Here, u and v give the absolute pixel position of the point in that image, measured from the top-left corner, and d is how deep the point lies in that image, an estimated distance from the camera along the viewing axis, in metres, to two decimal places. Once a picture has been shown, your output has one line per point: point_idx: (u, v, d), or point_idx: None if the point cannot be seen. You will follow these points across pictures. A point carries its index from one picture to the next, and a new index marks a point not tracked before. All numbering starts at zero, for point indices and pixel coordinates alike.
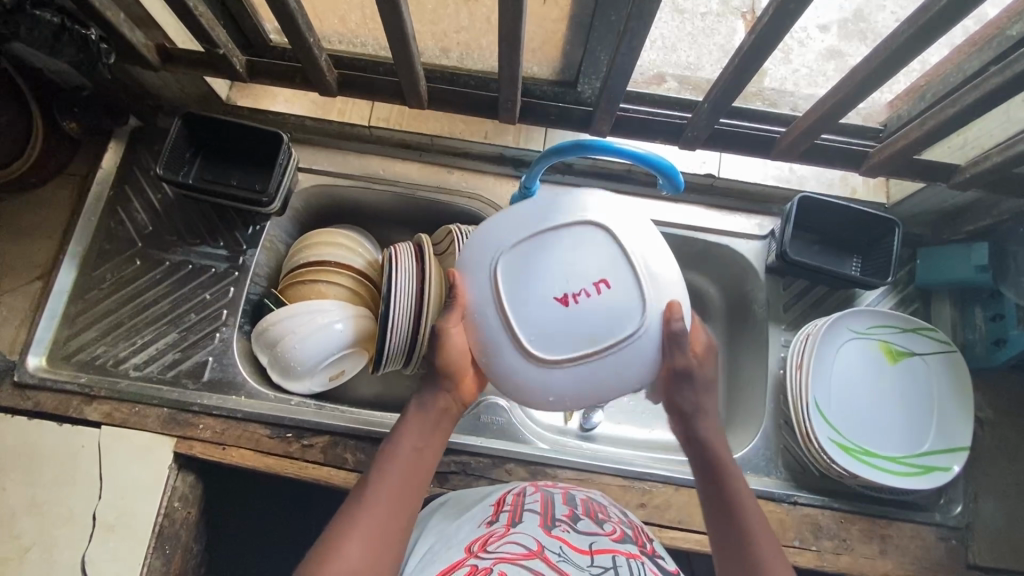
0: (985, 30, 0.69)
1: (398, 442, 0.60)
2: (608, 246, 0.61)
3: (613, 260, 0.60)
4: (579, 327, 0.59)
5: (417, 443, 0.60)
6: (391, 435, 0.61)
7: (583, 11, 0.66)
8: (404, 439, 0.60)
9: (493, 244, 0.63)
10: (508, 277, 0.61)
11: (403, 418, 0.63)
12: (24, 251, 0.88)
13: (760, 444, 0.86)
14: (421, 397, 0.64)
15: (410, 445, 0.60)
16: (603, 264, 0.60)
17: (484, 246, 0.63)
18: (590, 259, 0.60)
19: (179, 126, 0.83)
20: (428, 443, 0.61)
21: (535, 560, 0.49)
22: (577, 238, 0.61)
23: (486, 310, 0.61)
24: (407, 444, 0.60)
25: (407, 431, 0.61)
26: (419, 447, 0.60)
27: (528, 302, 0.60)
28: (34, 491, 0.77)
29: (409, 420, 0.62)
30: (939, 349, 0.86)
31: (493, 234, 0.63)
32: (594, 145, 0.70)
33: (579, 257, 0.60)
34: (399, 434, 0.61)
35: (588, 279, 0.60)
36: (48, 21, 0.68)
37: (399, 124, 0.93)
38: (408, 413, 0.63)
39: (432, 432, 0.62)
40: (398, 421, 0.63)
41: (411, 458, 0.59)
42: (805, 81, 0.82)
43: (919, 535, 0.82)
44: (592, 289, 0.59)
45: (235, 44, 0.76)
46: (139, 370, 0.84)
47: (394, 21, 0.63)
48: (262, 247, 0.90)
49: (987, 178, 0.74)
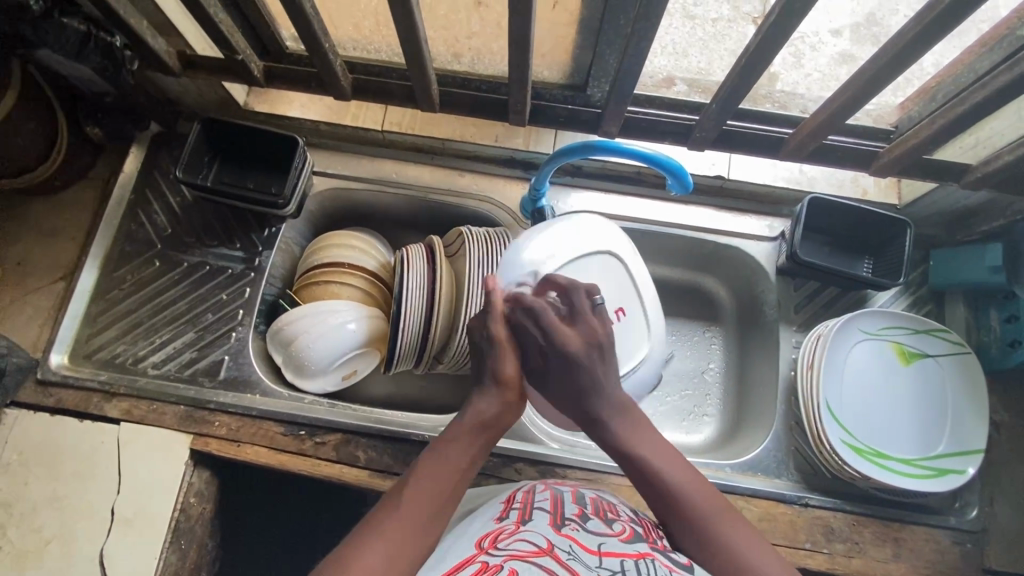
0: (997, 30, 0.69)
1: (439, 455, 0.55)
2: (620, 271, 0.79)
3: (625, 287, 0.80)
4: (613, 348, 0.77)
5: (463, 461, 0.55)
6: (435, 447, 0.57)
7: (592, 16, 0.67)
8: (450, 453, 0.56)
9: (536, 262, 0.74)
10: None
11: (448, 430, 0.58)
12: (48, 253, 0.90)
13: (772, 445, 0.85)
14: (471, 408, 0.59)
15: (454, 464, 0.55)
16: (618, 293, 0.79)
17: (527, 281, 0.72)
18: (609, 288, 0.78)
19: (198, 131, 0.85)
20: (474, 463, 0.56)
21: (544, 557, 0.49)
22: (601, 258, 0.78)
23: None
24: (452, 461, 0.55)
25: (452, 446, 0.56)
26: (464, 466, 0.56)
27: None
28: (54, 486, 0.79)
29: (455, 434, 0.57)
30: (953, 351, 0.85)
31: (522, 273, 0.73)
32: (601, 146, 0.73)
33: (598, 284, 0.77)
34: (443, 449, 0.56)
35: (610, 305, 0.78)
36: (75, 30, 0.71)
37: (411, 128, 0.94)
38: (455, 425, 0.58)
39: (478, 451, 0.57)
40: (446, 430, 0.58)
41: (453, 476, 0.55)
42: (818, 85, 0.84)
43: (932, 538, 0.81)
44: (614, 313, 0.78)
45: (253, 51, 0.78)
46: (157, 368, 0.86)
47: (407, 26, 0.64)
48: (278, 248, 0.92)
49: (1000, 177, 0.73)
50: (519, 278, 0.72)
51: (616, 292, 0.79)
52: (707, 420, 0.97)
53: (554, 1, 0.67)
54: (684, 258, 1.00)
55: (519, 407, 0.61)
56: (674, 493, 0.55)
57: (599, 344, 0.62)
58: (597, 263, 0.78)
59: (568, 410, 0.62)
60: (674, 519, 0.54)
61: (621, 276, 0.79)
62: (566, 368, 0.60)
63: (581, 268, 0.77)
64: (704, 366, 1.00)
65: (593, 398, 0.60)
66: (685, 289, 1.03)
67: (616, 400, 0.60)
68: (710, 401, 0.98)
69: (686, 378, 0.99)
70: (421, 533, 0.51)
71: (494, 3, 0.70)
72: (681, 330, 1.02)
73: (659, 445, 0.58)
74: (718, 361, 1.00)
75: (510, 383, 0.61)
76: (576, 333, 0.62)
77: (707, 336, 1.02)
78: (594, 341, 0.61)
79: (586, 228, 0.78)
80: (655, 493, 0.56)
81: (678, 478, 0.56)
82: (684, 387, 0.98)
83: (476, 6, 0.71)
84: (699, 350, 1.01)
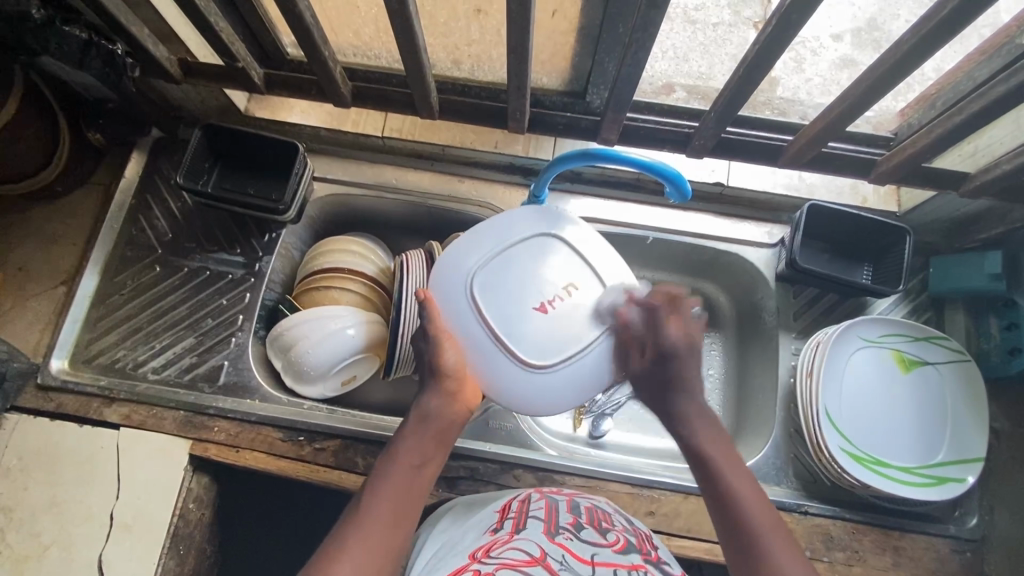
0: (995, 38, 0.70)
1: (394, 458, 0.60)
2: (563, 251, 0.74)
3: (573, 264, 0.74)
4: (570, 330, 0.71)
5: (413, 458, 0.61)
6: (389, 452, 0.62)
7: (591, 23, 0.67)
8: (401, 455, 0.61)
9: (460, 265, 0.72)
10: (483, 304, 0.71)
11: (399, 436, 0.63)
12: (49, 258, 0.91)
13: (771, 453, 0.85)
14: (416, 409, 0.65)
15: (406, 462, 0.60)
16: (565, 272, 0.73)
17: (452, 287, 0.71)
18: (556, 270, 0.73)
19: (198, 137, 0.86)
20: (425, 458, 0.61)
21: (537, 567, 0.49)
22: (538, 244, 0.74)
23: (471, 325, 0.70)
24: (404, 461, 0.60)
25: (403, 448, 0.61)
26: (416, 462, 0.60)
27: (510, 324, 0.70)
28: (54, 490, 0.79)
29: (404, 436, 0.63)
30: (953, 358, 0.85)
31: (448, 271, 0.72)
32: (600, 153, 0.73)
33: (540, 268, 0.73)
34: (396, 449, 0.61)
35: (557, 284, 0.73)
36: (77, 37, 0.71)
37: (411, 134, 0.95)
38: (404, 429, 0.64)
39: (429, 447, 0.62)
40: (396, 436, 0.63)
41: (406, 474, 0.59)
42: (818, 90, 0.84)
43: (932, 547, 0.80)
44: (563, 293, 0.72)
45: (254, 58, 0.79)
46: (156, 373, 0.86)
47: (406, 34, 0.64)
48: (278, 254, 0.92)
49: (999, 185, 0.73)
50: (444, 287, 0.72)
51: (563, 270, 0.73)
52: None
53: (553, 9, 0.67)
54: (684, 264, 1.00)
55: (468, 403, 0.68)
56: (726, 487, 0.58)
57: (693, 344, 0.68)
58: (533, 247, 0.74)
59: (653, 404, 0.68)
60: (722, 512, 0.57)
61: (568, 256, 0.74)
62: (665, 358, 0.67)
63: (515, 257, 0.73)
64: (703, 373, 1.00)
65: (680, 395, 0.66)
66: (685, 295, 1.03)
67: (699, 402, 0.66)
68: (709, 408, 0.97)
69: None
70: (384, 529, 0.54)
71: (494, 11, 0.70)
72: None
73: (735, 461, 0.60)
74: (717, 366, 1.00)
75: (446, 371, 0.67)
76: (678, 327, 0.68)
77: (707, 342, 1.01)
78: (691, 341, 0.68)
79: (522, 218, 0.75)
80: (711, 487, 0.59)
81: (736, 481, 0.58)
82: None
83: (476, 14, 0.71)
84: None
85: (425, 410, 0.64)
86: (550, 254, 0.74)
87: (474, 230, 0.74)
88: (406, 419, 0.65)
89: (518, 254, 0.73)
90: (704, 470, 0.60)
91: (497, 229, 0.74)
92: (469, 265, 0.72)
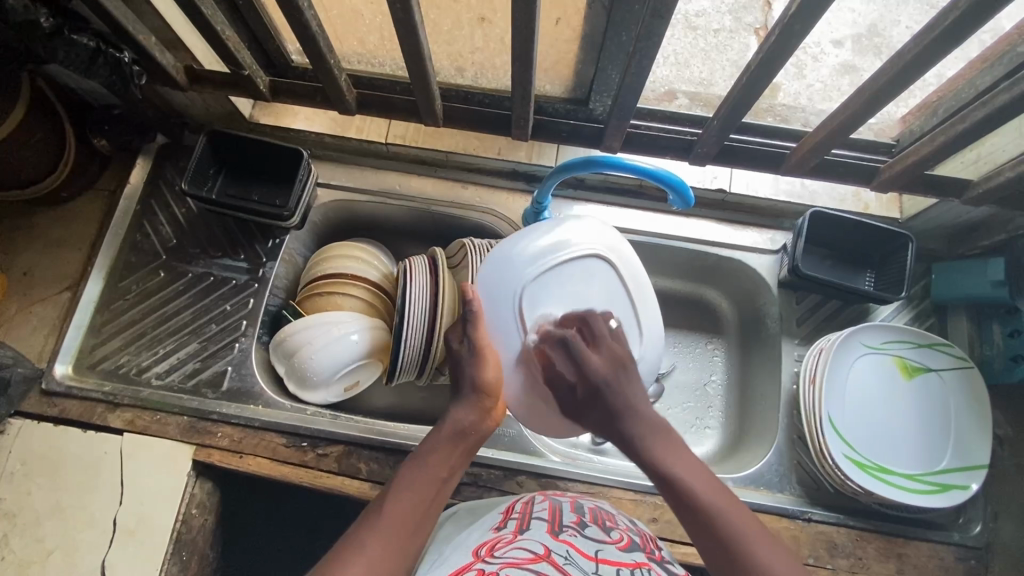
0: (996, 47, 0.70)
1: (421, 465, 0.63)
2: (606, 277, 0.76)
3: (614, 292, 0.76)
4: None
5: (443, 469, 0.63)
6: (418, 457, 0.64)
7: (594, 31, 0.67)
8: (430, 463, 0.63)
9: (512, 278, 0.73)
10: (528, 322, 0.72)
11: (428, 442, 0.65)
12: (54, 263, 0.91)
13: (773, 459, 0.85)
14: (449, 419, 0.67)
15: (437, 472, 0.63)
16: (605, 299, 0.76)
17: (499, 290, 0.73)
18: (595, 292, 0.76)
19: (203, 143, 0.86)
20: (451, 471, 0.64)
21: (541, 563, 0.49)
22: (585, 264, 0.75)
23: (513, 344, 0.73)
24: (434, 469, 0.63)
25: (436, 456, 0.64)
26: (444, 474, 0.63)
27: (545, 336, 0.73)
28: (57, 496, 0.79)
29: (435, 444, 0.65)
30: (957, 365, 0.84)
31: (497, 280, 0.73)
32: (603, 160, 0.74)
33: (583, 290, 0.75)
34: (423, 457, 0.63)
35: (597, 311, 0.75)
36: (84, 45, 0.72)
37: (414, 141, 0.95)
38: (435, 437, 0.66)
39: (457, 461, 0.65)
40: (425, 441, 0.66)
41: (433, 481, 0.62)
42: (818, 96, 0.85)
43: (937, 554, 0.80)
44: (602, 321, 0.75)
45: (259, 65, 0.79)
46: (161, 378, 0.86)
47: (411, 42, 0.65)
48: (281, 260, 0.92)
49: (1001, 193, 0.74)
50: (490, 295, 0.73)
51: (604, 297, 0.76)
52: (709, 432, 0.96)
53: (557, 18, 0.68)
54: (686, 271, 1.00)
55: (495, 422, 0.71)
56: (702, 507, 0.58)
57: (623, 362, 0.70)
58: (578, 268, 0.75)
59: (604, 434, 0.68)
60: (699, 531, 0.57)
61: (612, 282, 0.76)
62: (599, 394, 0.67)
63: (562, 277, 0.74)
64: (706, 379, 1.00)
65: (623, 419, 0.66)
66: (687, 302, 1.03)
67: (649, 422, 0.66)
68: (711, 414, 0.97)
69: (689, 390, 0.99)
70: (404, 528, 0.56)
71: (498, 19, 0.71)
72: (683, 342, 1.02)
73: (686, 458, 0.62)
74: (720, 373, 1.00)
75: (485, 389, 0.69)
76: (602, 357, 0.69)
77: (709, 348, 1.02)
78: (617, 363, 0.69)
79: (572, 231, 0.76)
80: (686, 507, 0.59)
81: (711, 501, 0.58)
82: (685, 399, 0.98)
83: (479, 21, 0.72)
84: (701, 362, 1.01)
85: (456, 422, 0.67)
86: (592, 279, 0.76)
87: (526, 237, 0.74)
88: (435, 428, 0.67)
89: (565, 274, 0.75)
90: (674, 490, 0.60)
91: (546, 240, 0.74)
92: (520, 278, 0.73)
